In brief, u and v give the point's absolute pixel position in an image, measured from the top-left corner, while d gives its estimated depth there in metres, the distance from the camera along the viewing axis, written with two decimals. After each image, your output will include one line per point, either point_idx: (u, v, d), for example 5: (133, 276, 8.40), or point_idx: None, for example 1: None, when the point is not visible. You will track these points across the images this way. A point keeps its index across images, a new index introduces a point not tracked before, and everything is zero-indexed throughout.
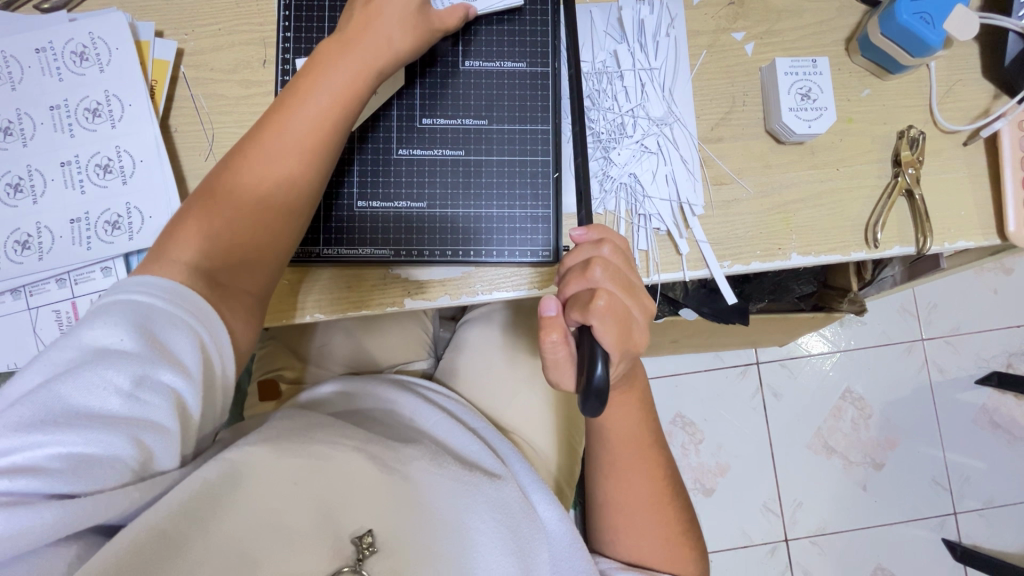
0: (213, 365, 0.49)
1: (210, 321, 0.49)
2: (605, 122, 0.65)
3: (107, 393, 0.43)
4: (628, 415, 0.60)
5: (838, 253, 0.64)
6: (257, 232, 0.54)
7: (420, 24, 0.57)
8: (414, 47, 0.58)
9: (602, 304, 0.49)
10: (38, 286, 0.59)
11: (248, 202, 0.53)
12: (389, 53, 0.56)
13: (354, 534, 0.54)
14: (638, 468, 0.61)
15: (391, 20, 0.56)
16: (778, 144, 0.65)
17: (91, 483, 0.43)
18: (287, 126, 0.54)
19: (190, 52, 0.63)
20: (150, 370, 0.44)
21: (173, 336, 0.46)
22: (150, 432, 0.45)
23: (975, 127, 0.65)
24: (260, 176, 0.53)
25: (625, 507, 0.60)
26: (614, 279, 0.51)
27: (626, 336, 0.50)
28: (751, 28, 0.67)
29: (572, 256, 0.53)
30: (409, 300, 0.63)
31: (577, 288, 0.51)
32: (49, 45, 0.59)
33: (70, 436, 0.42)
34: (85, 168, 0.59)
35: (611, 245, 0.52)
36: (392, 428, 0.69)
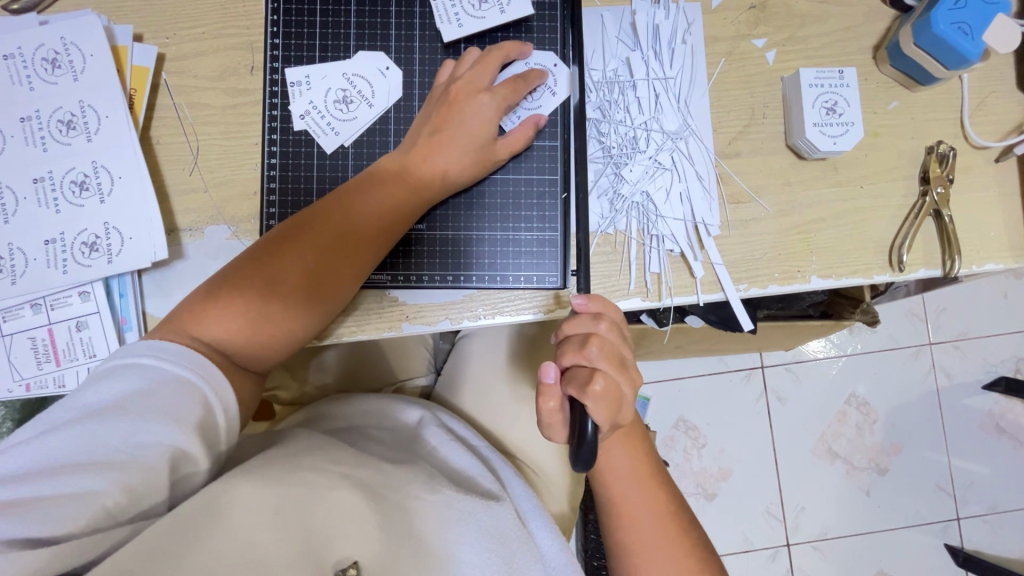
0: (216, 420, 0.49)
1: (217, 381, 0.49)
2: (616, 136, 0.61)
3: (103, 442, 0.43)
4: (627, 458, 0.59)
5: (860, 275, 0.61)
6: (279, 335, 0.53)
7: (482, 159, 0.56)
8: (468, 179, 0.57)
9: (599, 386, 0.46)
10: (12, 311, 0.55)
11: (279, 303, 0.52)
12: (445, 184, 0.56)
13: (337, 567, 0.51)
14: (650, 512, 0.57)
15: (457, 149, 0.55)
16: (799, 159, 0.62)
17: (62, 526, 0.40)
18: (333, 242, 0.53)
19: (171, 58, 0.59)
20: (149, 421, 0.44)
21: (176, 392, 0.46)
22: (138, 477, 0.43)
23: (1007, 143, 0.61)
24: (293, 281, 0.52)
25: (642, 556, 0.55)
26: (609, 357, 0.48)
27: (617, 416, 0.48)
28: (773, 34, 0.62)
29: (569, 324, 0.50)
30: (408, 324, 0.59)
31: (573, 363, 0.48)
32: (18, 52, 0.55)
33: (56, 480, 0.41)
34: (60, 185, 0.55)
35: (608, 321, 0.50)
36: (390, 447, 0.66)
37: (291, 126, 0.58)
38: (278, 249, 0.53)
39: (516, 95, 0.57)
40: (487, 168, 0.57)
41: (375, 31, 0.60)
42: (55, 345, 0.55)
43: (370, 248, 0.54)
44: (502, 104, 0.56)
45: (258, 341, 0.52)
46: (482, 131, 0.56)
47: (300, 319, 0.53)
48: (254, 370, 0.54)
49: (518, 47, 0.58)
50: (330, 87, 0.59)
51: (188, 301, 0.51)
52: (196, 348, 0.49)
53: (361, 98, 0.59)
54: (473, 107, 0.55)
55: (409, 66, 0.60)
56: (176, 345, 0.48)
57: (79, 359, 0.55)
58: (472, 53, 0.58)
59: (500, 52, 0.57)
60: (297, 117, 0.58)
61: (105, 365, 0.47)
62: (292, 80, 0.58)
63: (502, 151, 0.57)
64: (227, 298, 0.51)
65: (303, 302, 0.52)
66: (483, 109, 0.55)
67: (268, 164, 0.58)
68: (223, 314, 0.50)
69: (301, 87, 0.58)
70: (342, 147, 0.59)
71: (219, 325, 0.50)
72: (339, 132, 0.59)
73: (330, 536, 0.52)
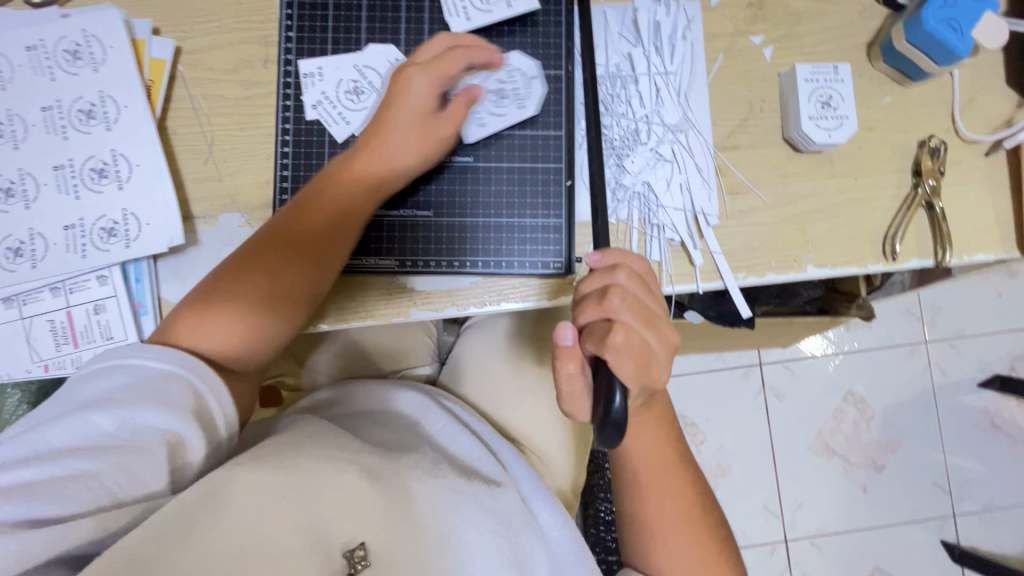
0: (211, 410, 0.49)
1: (207, 373, 0.49)
2: (619, 128, 0.63)
3: (98, 432, 0.45)
4: (653, 435, 0.58)
5: (854, 265, 0.63)
6: (256, 332, 0.53)
7: (429, 136, 0.57)
8: (423, 160, 0.58)
9: (620, 339, 0.47)
10: (31, 295, 0.57)
11: (254, 301, 0.53)
12: (393, 163, 0.57)
13: (346, 548, 0.51)
14: (672, 490, 0.58)
15: (404, 132, 0.56)
16: (795, 152, 0.64)
17: (69, 506, 0.43)
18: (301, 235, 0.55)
19: (188, 51, 0.61)
20: (139, 410, 0.45)
21: (167, 381, 0.47)
22: (135, 463, 0.45)
23: (997, 137, 0.63)
24: (261, 274, 0.53)
25: (662, 532, 0.57)
26: (631, 309, 0.49)
27: (645, 370, 0.48)
28: (770, 31, 0.64)
29: (587, 282, 0.51)
30: (415, 310, 0.61)
31: (593, 318, 0.49)
32: (41, 43, 0.57)
33: (58, 463, 0.44)
34: (80, 173, 0.57)
35: (626, 271, 0.51)
36: (395, 433, 0.68)
37: (303, 115, 0.60)
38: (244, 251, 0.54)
39: (452, 67, 0.56)
40: (441, 147, 0.58)
41: (386, 25, 0.62)
42: (73, 328, 0.57)
43: (335, 237, 0.56)
44: (436, 81, 0.57)
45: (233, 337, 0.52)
46: (422, 111, 0.57)
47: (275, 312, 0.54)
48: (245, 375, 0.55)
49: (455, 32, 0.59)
50: (341, 80, 0.61)
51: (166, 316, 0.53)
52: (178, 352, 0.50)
53: (371, 89, 0.61)
54: (404, 90, 0.56)
55: None
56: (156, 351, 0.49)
57: (97, 341, 0.57)
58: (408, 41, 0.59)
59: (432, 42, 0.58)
60: (310, 107, 0.60)
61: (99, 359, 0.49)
62: (304, 71, 0.60)
63: (450, 127, 0.58)
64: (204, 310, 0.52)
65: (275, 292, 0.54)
66: (415, 87, 0.57)
67: (282, 153, 0.60)
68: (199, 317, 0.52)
69: (313, 78, 0.60)
70: (353, 137, 0.61)
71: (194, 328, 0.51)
72: (350, 122, 0.60)
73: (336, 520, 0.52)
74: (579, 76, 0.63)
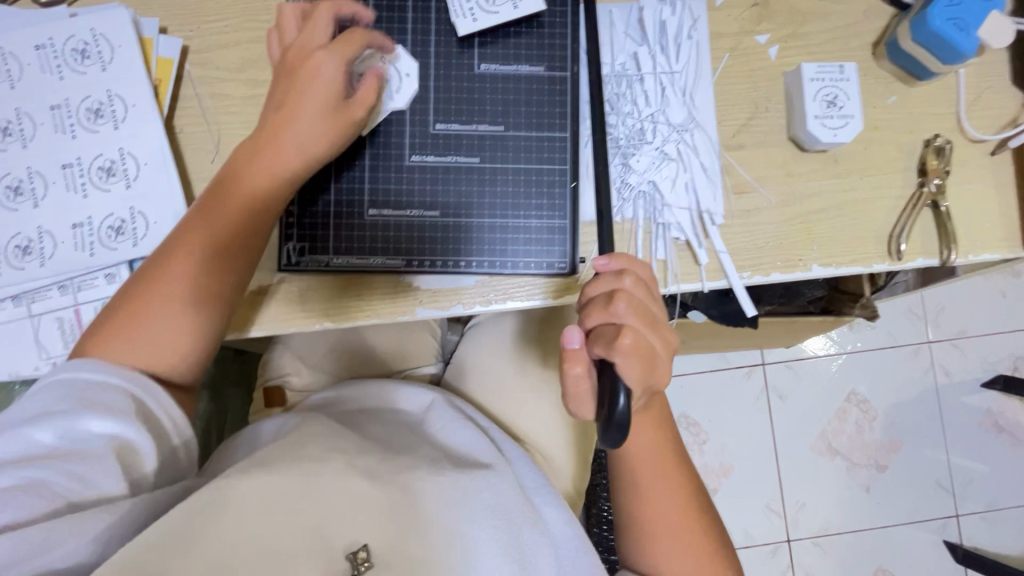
0: (155, 417, 0.49)
1: (147, 380, 0.50)
2: (624, 127, 0.63)
3: (42, 443, 0.45)
4: (650, 436, 0.58)
5: (860, 264, 0.63)
6: (182, 328, 0.52)
7: (339, 120, 0.54)
8: (338, 146, 0.56)
9: (628, 342, 0.48)
10: (40, 292, 0.57)
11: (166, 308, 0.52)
12: (305, 148, 0.54)
13: (348, 550, 0.50)
14: (668, 487, 0.58)
15: (304, 116, 0.53)
16: (801, 152, 0.64)
17: (20, 516, 0.41)
18: (217, 227, 0.54)
19: (195, 50, 0.61)
20: (82, 414, 0.45)
21: (108, 388, 0.48)
22: (87, 469, 0.44)
23: (1002, 137, 0.63)
24: (179, 272, 0.52)
25: (658, 530, 0.57)
26: (638, 314, 0.49)
27: (650, 372, 0.49)
28: (776, 30, 0.64)
29: (593, 285, 0.51)
30: (421, 308, 0.61)
31: (600, 322, 0.49)
32: (49, 42, 0.57)
33: (6, 474, 0.43)
34: (87, 171, 0.57)
35: (633, 276, 0.51)
36: (399, 432, 0.68)
37: None
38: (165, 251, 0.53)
39: (353, 48, 0.55)
40: (353, 132, 0.56)
41: (392, 24, 0.62)
42: (82, 326, 0.57)
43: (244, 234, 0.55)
44: (341, 62, 0.54)
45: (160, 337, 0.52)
46: (328, 97, 0.53)
47: (202, 308, 0.53)
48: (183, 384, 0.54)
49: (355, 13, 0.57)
50: None
51: (92, 324, 0.52)
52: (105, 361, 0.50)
53: None
54: (311, 75, 0.53)
55: (425, 59, 0.62)
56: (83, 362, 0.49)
57: None
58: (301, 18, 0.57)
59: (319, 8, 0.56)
60: None
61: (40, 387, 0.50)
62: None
63: (360, 110, 0.55)
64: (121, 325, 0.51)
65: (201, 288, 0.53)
66: (323, 71, 0.54)
67: None
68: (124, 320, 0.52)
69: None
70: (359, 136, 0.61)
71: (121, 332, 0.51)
72: None
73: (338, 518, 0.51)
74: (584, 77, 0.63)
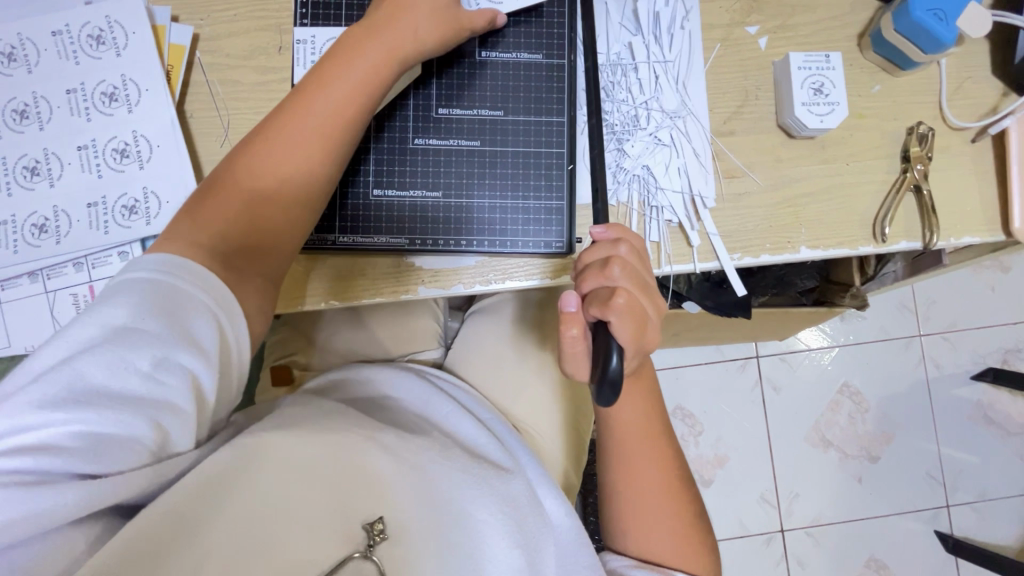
0: (230, 352, 0.49)
1: (233, 313, 0.49)
2: (619, 114, 0.65)
3: (131, 376, 0.43)
4: (641, 408, 0.60)
5: (845, 246, 0.65)
6: (281, 218, 0.55)
7: (446, 20, 0.58)
8: (439, 45, 0.59)
9: (622, 301, 0.50)
10: (55, 270, 0.59)
11: (267, 183, 0.54)
12: (413, 45, 0.57)
13: (365, 521, 0.55)
14: (656, 464, 0.60)
15: (415, 14, 0.57)
16: (789, 138, 0.66)
17: (110, 465, 0.43)
18: (316, 120, 0.55)
19: (205, 38, 0.63)
20: (175, 353, 0.44)
21: (195, 319, 0.46)
22: (174, 417, 0.45)
23: (982, 124, 0.66)
24: (280, 165, 0.54)
25: (643, 506, 0.59)
26: (630, 278, 0.51)
27: (642, 332, 0.51)
28: (766, 22, 0.67)
29: (589, 253, 0.54)
30: (424, 288, 0.63)
31: (595, 285, 0.52)
32: (65, 29, 0.59)
33: (95, 416, 0.42)
34: (102, 152, 0.59)
35: (627, 245, 0.53)
36: (400, 416, 0.70)
37: None
38: (259, 141, 0.55)
39: None
40: (454, 37, 0.59)
41: None
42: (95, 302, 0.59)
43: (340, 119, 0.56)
44: None
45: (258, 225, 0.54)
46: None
47: (303, 197, 0.56)
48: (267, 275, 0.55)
49: None
50: None
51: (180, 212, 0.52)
52: (197, 259, 0.49)
53: None
54: None
55: None
56: (174, 250, 0.49)
57: None
58: None
59: None
60: None
61: (109, 287, 0.46)
62: (298, 38, 0.63)
63: (464, 16, 0.59)
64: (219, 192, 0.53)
65: (303, 178, 0.55)
66: None
67: None
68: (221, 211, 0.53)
69: (306, 45, 0.63)
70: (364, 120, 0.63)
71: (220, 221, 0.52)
72: None
73: (350, 497, 0.55)
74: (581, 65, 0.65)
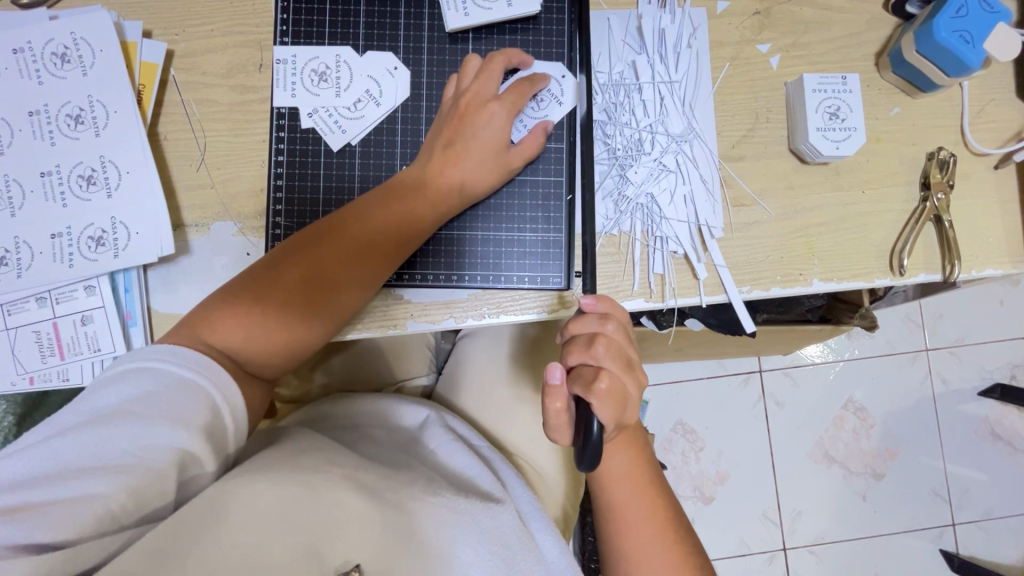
0: (223, 426, 0.48)
1: (226, 387, 0.49)
2: (622, 138, 0.62)
3: (109, 447, 0.43)
4: (626, 459, 0.58)
5: (861, 280, 0.62)
6: (291, 344, 0.53)
7: (498, 168, 0.57)
8: (487, 190, 0.58)
9: (605, 385, 0.47)
10: (16, 305, 0.55)
11: (289, 304, 0.52)
12: (461, 194, 0.57)
13: (339, 569, 0.49)
14: (651, 524, 0.55)
15: (473, 161, 0.56)
16: (802, 163, 0.62)
17: (68, 532, 0.40)
18: (349, 255, 0.53)
19: (180, 55, 0.59)
20: (153, 425, 0.44)
21: (182, 394, 0.46)
22: (145, 482, 0.43)
23: (1006, 150, 0.62)
24: (301, 294, 0.52)
25: (634, 541, 0.55)
26: (615, 357, 0.49)
27: (620, 415, 0.48)
28: (777, 39, 0.63)
29: (575, 323, 0.50)
30: (412, 321, 0.60)
31: (578, 362, 0.49)
32: (27, 46, 0.55)
33: (66, 485, 0.41)
34: (67, 179, 0.55)
35: (615, 321, 0.50)
36: (387, 447, 0.66)
37: (299, 123, 0.59)
38: (285, 265, 0.53)
39: (522, 100, 0.57)
40: (502, 180, 0.58)
41: (384, 32, 0.60)
42: (59, 339, 0.55)
43: (380, 256, 0.54)
44: (513, 115, 0.57)
45: (267, 346, 0.52)
46: (494, 143, 0.56)
47: (316, 327, 0.53)
48: (265, 378, 0.55)
49: (521, 56, 0.59)
50: (340, 87, 0.59)
51: (196, 315, 0.51)
52: (213, 354, 0.50)
53: (369, 98, 0.59)
54: (484, 123, 0.56)
55: (417, 67, 0.60)
56: (187, 348, 0.49)
57: (83, 353, 0.55)
58: (475, 60, 0.58)
59: (494, 59, 0.58)
60: (305, 115, 0.58)
61: (113, 367, 0.48)
62: (278, 57, 0.59)
63: (517, 162, 0.58)
64: (239, 306, 0.51)
65: (321, 311, 0.53)
66: (494, 121, 0.56)
67: (275, 161, 0.58)
68: (234, 328, 0.51)
69: (287, 64, 0.59)
70: (349, 146, 0.59)
71: (234, 338, 0.51)
72: (346, 131, 0.59)
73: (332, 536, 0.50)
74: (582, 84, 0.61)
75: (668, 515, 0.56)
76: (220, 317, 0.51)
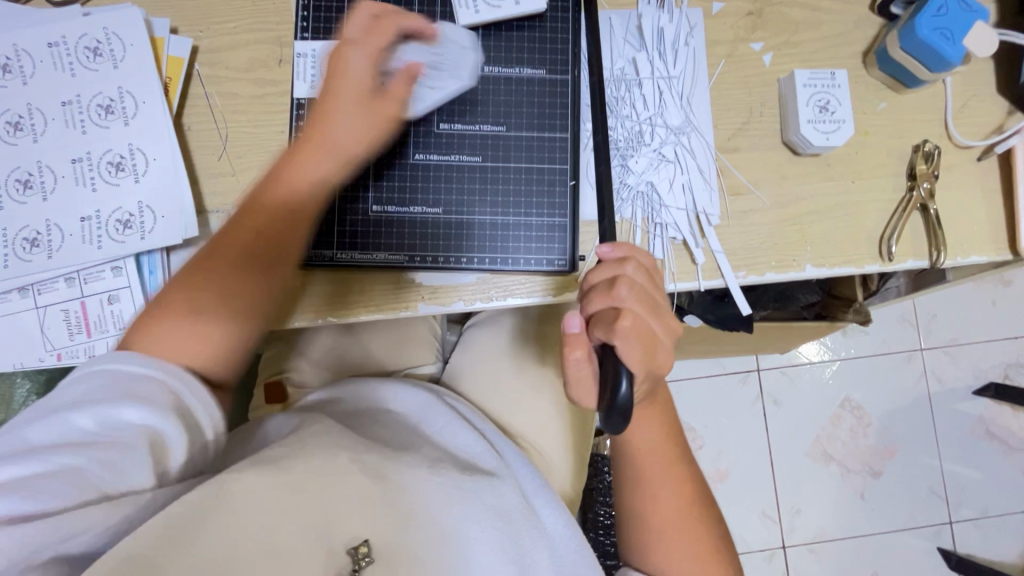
0: (191, 412, 0.50)
1: (185, 377, 0.51)
2: (623, 130, 0.65)
3: (79, 431, 0.45)
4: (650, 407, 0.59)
5: (851, 265, 0.64)
6: (232, 321, 0.55)
7: (382, 108, 0.58)
8: (379, 132, 0.59)
9: (628, 324, 0.49)
10: (46, 285, 0.58)
11: (220, 287, 0.54)
12: (341, 145, 0.57)
13: (348, 546, 0.50)
14: (668, 466, 0.59)
15: (342, 115, 0.57)
16: (794, 155, 0.65)
17: (52, 500, 0.41)
18: (264, 225, 0.56)
19: (205, 50, 0.62)
20: (118, 406, 0.46)
21: (141, 382, 0.48)
22: (121, 455, 0.44)
23: (988, 142, 0.65)
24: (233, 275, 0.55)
25: (653, 482, 0.59)
26: (638, 299, 0.51)
27: (649, 356, 0.51)
28: (770, 39, 0.67)
29: (594, 272, 0.53)
30: (424, 304, 0.62)
31: (601, 306, 0.51)
32: (62, 40, 0.58)
33: (43, 461, 0.43)
34: (97, 166, 0.58)
35: (635, 263, 0.53)
36: (396, 430, 0.68)
37: None
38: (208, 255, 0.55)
39: (381, 38, 0.57)
40: (391, 121, 0.59)
41: None
42: (87, 318, 0.58)
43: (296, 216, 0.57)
44: (372, 57, 0.57)
45: (212, 331, 0.54)
46: (362, 89, 0.57)
47: (256, 297, 0.56)
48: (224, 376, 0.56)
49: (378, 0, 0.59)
50: None
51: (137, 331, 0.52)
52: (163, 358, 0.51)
53: None
54: (335, 78, 0.57)
55: None
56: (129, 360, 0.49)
57: (110, 331, 0.58)
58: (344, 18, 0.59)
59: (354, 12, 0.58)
60: None
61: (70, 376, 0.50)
62: (298, 51, 0.62)
63: (399, 99, 0.58)
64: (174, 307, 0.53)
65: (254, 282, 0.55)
66: (349, 68, 0.57)
67: None
68: (172, 325, 0.52)
69: (306, 58, 0.62)
70: None
71: (174, 336, 0.52)
72: None
73: (344, 506, 0.52)
74: (583, 78, 0.65)
75: (683, 472, 0.60)
76: (156, 324, 0.52)
